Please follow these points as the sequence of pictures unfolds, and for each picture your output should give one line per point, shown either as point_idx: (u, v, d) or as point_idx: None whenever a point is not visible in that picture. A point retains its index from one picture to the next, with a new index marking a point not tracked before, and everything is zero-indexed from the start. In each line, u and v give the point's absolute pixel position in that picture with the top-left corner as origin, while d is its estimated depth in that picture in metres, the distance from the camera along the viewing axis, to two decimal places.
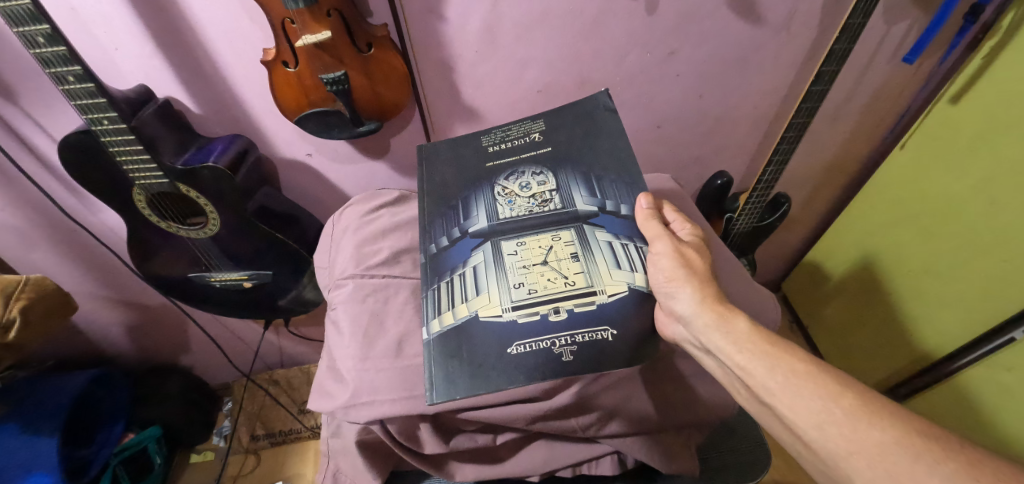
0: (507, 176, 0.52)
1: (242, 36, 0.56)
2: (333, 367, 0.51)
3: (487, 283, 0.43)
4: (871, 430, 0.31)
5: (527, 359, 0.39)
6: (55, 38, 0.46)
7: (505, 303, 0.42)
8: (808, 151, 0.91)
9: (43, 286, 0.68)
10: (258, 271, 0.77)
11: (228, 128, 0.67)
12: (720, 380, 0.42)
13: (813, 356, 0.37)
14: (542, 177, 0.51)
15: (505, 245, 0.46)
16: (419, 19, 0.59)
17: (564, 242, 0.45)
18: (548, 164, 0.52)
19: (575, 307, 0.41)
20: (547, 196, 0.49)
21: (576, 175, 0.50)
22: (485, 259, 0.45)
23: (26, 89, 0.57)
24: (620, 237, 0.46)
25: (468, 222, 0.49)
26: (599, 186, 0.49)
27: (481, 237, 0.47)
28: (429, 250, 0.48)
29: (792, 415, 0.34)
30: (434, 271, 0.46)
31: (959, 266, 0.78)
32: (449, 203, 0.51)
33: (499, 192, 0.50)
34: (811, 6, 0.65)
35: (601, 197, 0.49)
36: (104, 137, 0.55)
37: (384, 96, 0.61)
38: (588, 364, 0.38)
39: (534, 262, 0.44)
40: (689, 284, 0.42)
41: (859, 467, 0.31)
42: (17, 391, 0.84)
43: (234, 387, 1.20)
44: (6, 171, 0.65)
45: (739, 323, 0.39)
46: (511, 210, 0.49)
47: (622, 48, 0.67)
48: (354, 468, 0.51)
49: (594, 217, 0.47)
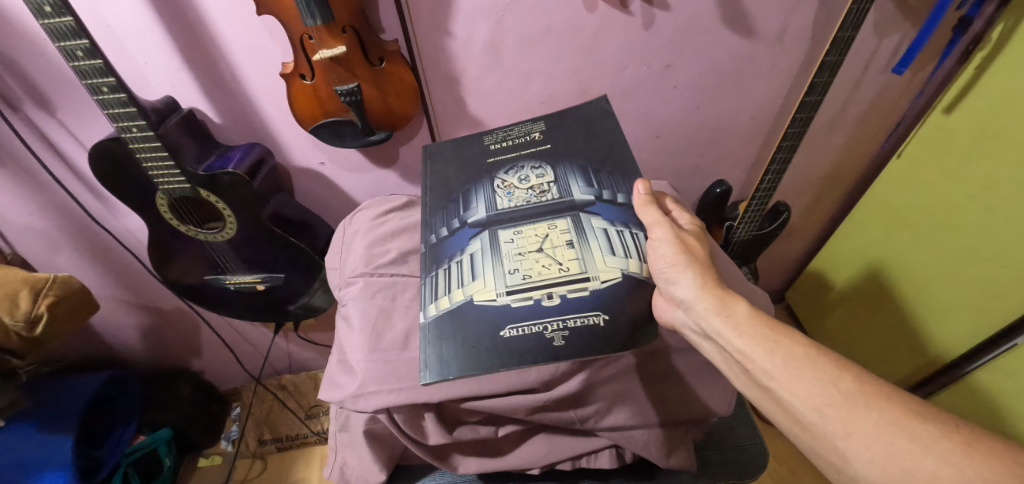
0: (507, 171, 0.54)
1: (263, 48, 0.60)
2: (342, 360, 0.53)
3: (484, 270, 0.46)
4: (870, 412, 0.33)
5: (523, 342, 0.40)
6: (92, 52, 0.50)
7: (500, 288, 0.44)
8: (806, 160, 0.93)
9: (70, 284, 0.72)
10: (270, 274, 0.80)
11: (246, 138, 0.71)
12: (718, 365, 0.44)
13: (812, 341, 0.39)
14: (541, 170, 0.53)
15: (503, 233, 0.48)
16: (427, 34, 0.62)
17: (560, 231, 0.47)
18: (547, 157, 0.54)
19: (568, 293, 0.43)
20: (545, 188, 0.52)
21: (574, 169, 0.53)
22: (482, 247, 0.47)
23: (61, 99, 0.61)
24: (615, 224, 0.48)
25: (469, 213, 0.51)
26: (596, 178, 0.52)
27: (479, 226, 0.50)
28: (430, 239, 0.50)
29: (792, 396, 0.36)
30: (432, 259, 0.48)
31: (957, 274, 0.79)
32: (450, 197, 0.54)
33: (499, 185, 0.53)
34: (802, 21, 0.68)
35: (597, 187, 0.51)
36: (132, 144, 0.59)
37: (393, 107, 0.64)
38: (578, 348, 0.39)
39: (530, 249, 0.46)
40: (690, 270, 0.44)
41: (856, 447, 0.32)
42: (35, 391, 0.87)
43: (245, 392, 1.22)
44: (37, 177, 0.70)
45: (738, 308, 0.42)
46: (509, 201, 0.51)
47: (621, 62, 0.70)
48: (362, 460, 0.53)
49: (589, 206, 0.49)
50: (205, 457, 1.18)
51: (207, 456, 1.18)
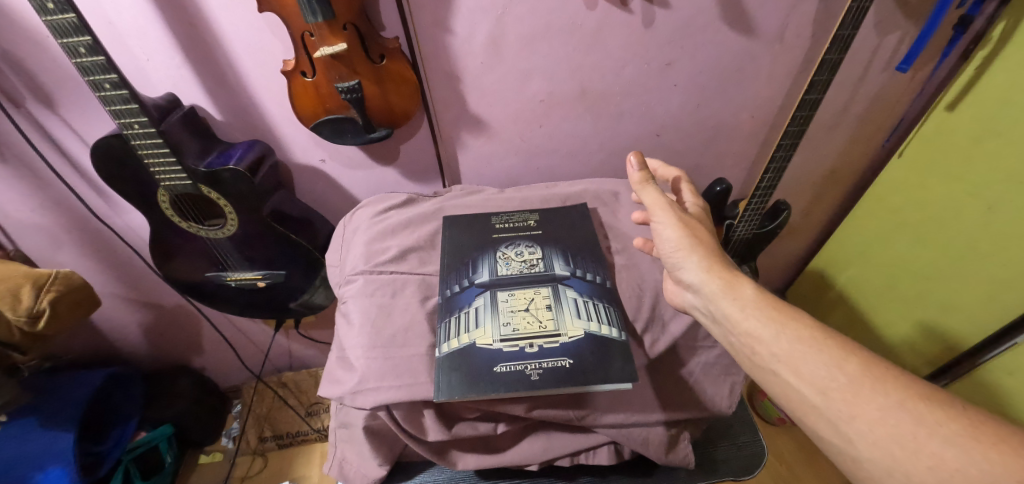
0: (507, 245, 0.59)
1: (264, 46, 0.60)
2: (341, 356, 0.53)
3: (485, 318, 0.50)
4: (875, 396, 0.34)
5: (510, 376, 0.45)
6: (95, 49, 0.50)
7: (496, 335, 0.48)
8: (807, 159, 0.93)
9: (71, 280, 0.72)
10: (271, 271, 0.80)
11: (247, 134, 0.71)
12: (724, 347, 0.45)
13: (819, 325, 0.40)
14: (532, 248, 0.58)
15: (501, 293, 0.52)
16: (428, 32, 0.62)
17: (542, 296, 0.51)
18: (539, 240, 0.60)
19: (546, 344, 0.47)
20: (535, 263, 0.56)
21: (558, 250, 0.58)
22: (486, 302, 0.51)
23: (63, 96, 0.61)
24: (585, 295, 0.52)
25: (477, 274, 0.55)
26: (574, 260, 0.57)
27: (484, 286, 0.53)
28: (446, 292, 0.54)
29: (798, 379, 0.37)
30: (446, 309, 0.52)
31: (956, 272, 0.80)
32: (462, 260, 0.57)
33: (500, 256, 0.57)
34: (802, 19, 0.68)
35: (574, 267, 0.56)
36: (134, 140, 0.59)
37: (394, 104, 0.64)
38: (552, 386, 0.44)
39: (520, 308, 0.50)
40: (695, 253, 0.46)
41: (861, 429, 0.34)
42: (37, 386, 0.88)
43: (245, 389, 1.22)
44: (39, 174, 0.70)
45: (745, 290, 0.42)
46: (507, 270, 0.55)
47: (621, 60, 0.70)
48: (361, 455, 0.54)
49: (566, 279, 0.54)
50: (206, 453, 1.18)
51: (208, 452, 1.18)
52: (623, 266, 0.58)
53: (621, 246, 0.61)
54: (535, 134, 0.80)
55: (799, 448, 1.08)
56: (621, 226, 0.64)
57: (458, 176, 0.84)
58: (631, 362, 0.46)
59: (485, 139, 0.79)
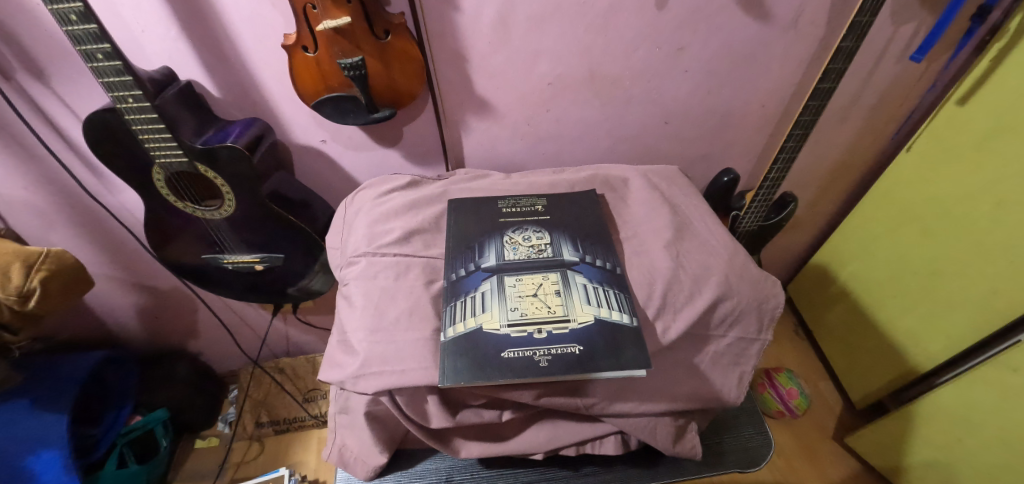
0: (513, 230, 0.57)
1: (265, 19, 0.58)
2: (342, 339, 0.51)
3: (491, 303, 0.48)
4: None
5: (517, 362, 0.44)
6: (86, 16, 0.47)
7: (502, 320, 0.47)
8: (816, 151, 0.92)
9: (63, 259, 0.70)
10: (269, 254, 0.78)
11: (246, 113, 0.69)
12: None
13: None
14: (540, 233, 0.57)
15: (508, 278, 0.51)
16: (434, 9, 0.60)
17: (550, 281, 0.50)
18: (546, 225, 0.58)
19: (554, 330, 0.46)
20: (543, 248, 0.55)
21: (567, 236, 0.56)
22: (492, 287, 0.50)
23: (55, 69, 0.59)
24: (594, 281, 0.51)
25: (483, 258, 0.54)
26: (582, 245, 0.55)
27: (490, 271, 0.52)
28: (450, 277, 0.52)
29: None
30: (451, 293, 0.51)
31: (964, 270, 0.78)
32: (468, 244, 0.56)
33: (506, 241, 0.56)
34: (819, 4, 0.66)
35: (583, 252, 0.54)
36: (128, 115, 0.57)
37: (398, 82, 0.62)
38: (560, 373, 0.43)
39: (527, 293, 0.49)
40: None
41: None
42: (29, 367, 0.86)
43: (240, 375, 1.20)
44: (29, 149, 0.68)
45: None
46: (514, 255, 0.54)
47: (631, 43, 0.68)
48: (362, 443, 0.53)
49: (575, 265, 0.52)
50: (203, 438, 1.18)
51: (205, 437, 1.17)
52: (631, 253, 0.57)
53: (631, 233, 0.59)
54: (542, 118, 0.78)
55: (798, 441, 1.09)
56: (630, 213, 0.63)
57: (462, 160, 0.82)
58: (642, 349, 0.45)
59: (491, 123, 0.77)
